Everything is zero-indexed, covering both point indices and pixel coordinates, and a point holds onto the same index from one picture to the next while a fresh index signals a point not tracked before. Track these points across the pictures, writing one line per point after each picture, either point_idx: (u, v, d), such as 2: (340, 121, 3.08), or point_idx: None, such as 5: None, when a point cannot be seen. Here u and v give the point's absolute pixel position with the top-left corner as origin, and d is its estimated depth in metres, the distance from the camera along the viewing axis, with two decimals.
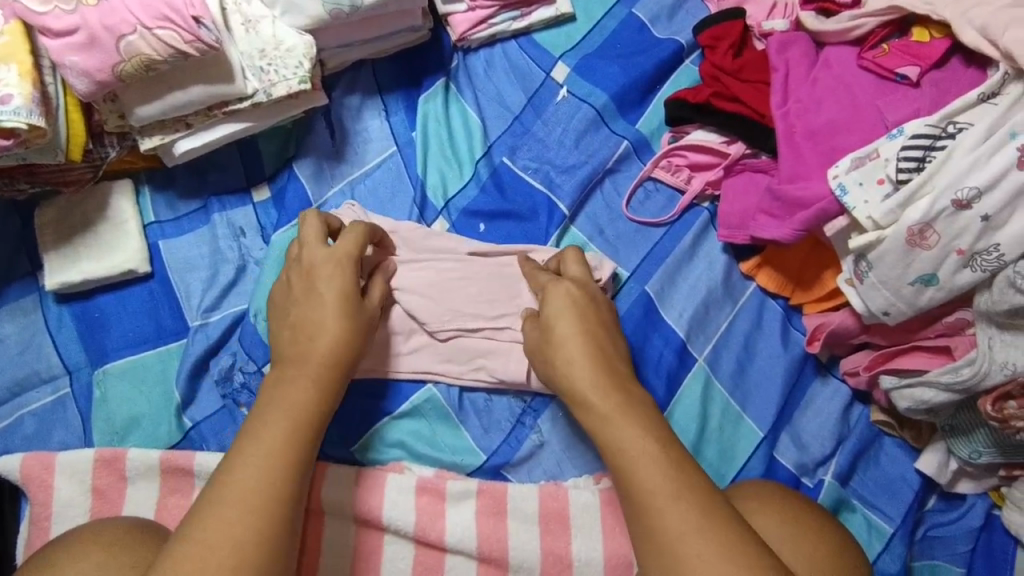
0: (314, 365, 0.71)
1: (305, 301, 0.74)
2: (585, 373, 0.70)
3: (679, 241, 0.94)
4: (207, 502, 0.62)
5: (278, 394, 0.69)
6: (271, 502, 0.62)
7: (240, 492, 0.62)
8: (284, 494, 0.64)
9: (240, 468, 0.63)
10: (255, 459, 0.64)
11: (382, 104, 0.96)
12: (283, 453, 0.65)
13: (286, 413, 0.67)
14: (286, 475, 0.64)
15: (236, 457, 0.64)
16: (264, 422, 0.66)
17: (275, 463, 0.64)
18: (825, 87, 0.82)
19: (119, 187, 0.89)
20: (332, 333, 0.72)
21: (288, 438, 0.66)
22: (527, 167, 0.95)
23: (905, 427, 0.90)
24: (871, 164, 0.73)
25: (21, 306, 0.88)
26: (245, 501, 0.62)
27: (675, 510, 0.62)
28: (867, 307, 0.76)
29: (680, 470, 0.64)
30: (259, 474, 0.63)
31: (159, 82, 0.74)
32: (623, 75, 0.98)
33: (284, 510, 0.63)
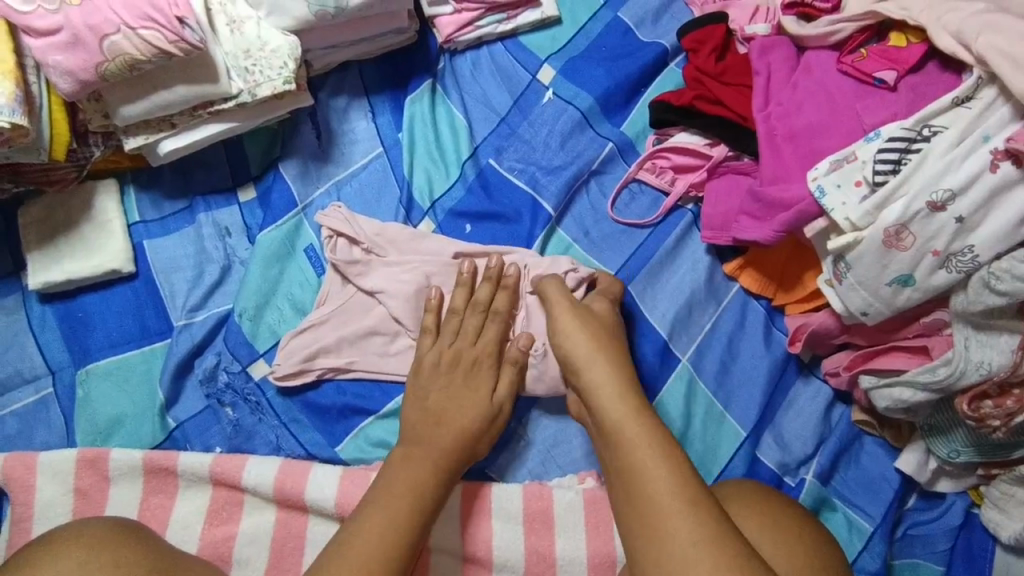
0: (444, 447, 0.76)
1: (440, 399, 0.80)
2: (613, 392, 0.74)
3: (663, 242, 0.96)
4: (328, 559, 0.65)
5: (402, 469, 0.73)
6: (394, 550, 0.67)
7: (370, 540, 0.66)
8: (408, 535, 0.68)
9: (360, 533, 0.67)
10: (385, 507, 0.69)
11: (369, 105, 0.96)
12: (411, 505, 0.70)
13: (409, 487, 0.71)
14: (412, 523, 0.69)
15: (367, 508, 0.69)
16: (392, 482, 0.72)
17: (405, 509, 0.69)
18: (805, 91, 0.84)
19: (103, 187, 0.89)
20: (461, 424, 0.78)
21: (416, 496, 0.71)
22: (513, 168, 0.96)
23: (886, 426, 0.91)
24: (848, 167, 0.74)
25: (4, 305, 0.87)
26: (375, 544, 0.66)
27: (686, 522, 0.64)
28: (846, 306, 0.77)
29: (690, 482, 0.67)
30: (377, 539, 0.67)
31: (142, 81, 0.74)
32: (608, 77, 0.99)
33: (404, 554, 0.67)
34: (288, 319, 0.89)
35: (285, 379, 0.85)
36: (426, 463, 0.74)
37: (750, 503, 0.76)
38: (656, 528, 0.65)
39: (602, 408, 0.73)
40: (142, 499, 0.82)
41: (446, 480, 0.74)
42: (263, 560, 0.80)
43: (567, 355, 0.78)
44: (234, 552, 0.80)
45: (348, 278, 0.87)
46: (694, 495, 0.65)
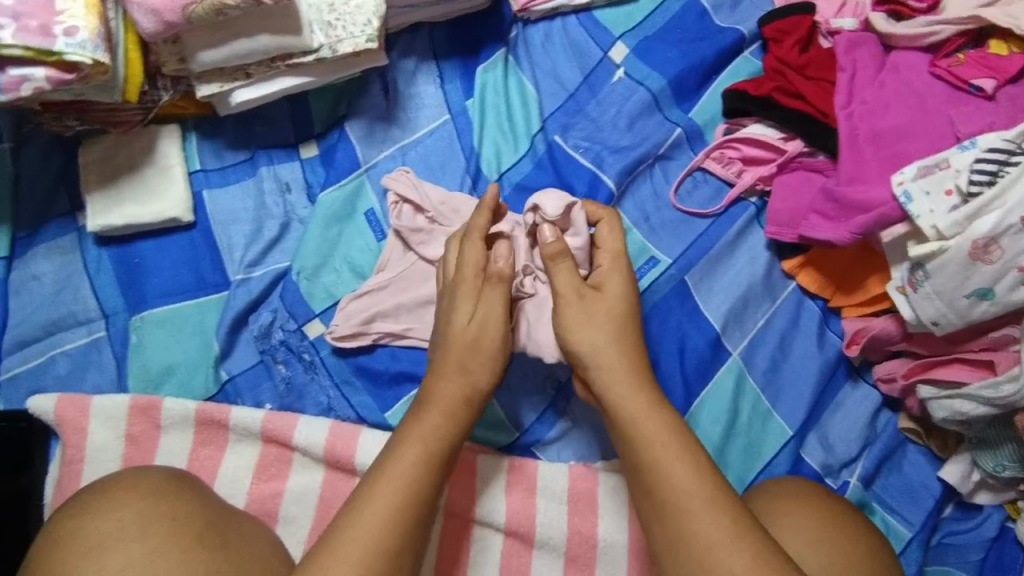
0: (450, 402, 0.75)
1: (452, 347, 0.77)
2: (624, 389, 0.74)
3: (724, 233, 0.94)
4: (342, 522, 0.67)
5: (411, 429, 0.73)
6: (404, 509, 0.68)
7: (381, 501, 0.67)
8: (413, 501, 0.68)
9: (372, 495, 0.68)
10: (392, 477, 0.69)
11: (437, 70, 0.94)
12: (417, 474, 0.70)
13: (418, 445, 0.71)
14: (419, 484, 0.69)
15: (375, 479, 0.69)
16: (399, 449, 0.71)
17: (410, 470, 0.69)
18: (894, 91, 0.82)
19: (166, 132, 0.87)
20: (472, 374, 0.76)
21: (424, 455, 0.71)
22: (578, 146, 0.94)
23: (932, 436, 0.92)
24: (941, 173, 0.73)
25: (60, 244, 0.86)
26: (383, 517, 0.66)
27: (707, 515, 0.66)
28: (917, 315, 0.77)
29: (708, 476, 0.68)
30: (385, 500, 0.67)
31: (224, 28, 0.72)
32: (682, 60, 0.96)
33: (413, 513, 0.68)
34: (345, 282, 0.88)
35: (343, 339, 0.84)
36: (433, 423, 0.73)
37: (804, 503, 0.77)
38: (677, 519, 0.67)
39: (619, 402, 0.74)
40: (192, 450, 0.82)
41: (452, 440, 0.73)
42: (309, 518, 0.81)
43: (576, 346, 0.77)
44: (281, 509, 0.81)
45: (410, 245, 0.86)
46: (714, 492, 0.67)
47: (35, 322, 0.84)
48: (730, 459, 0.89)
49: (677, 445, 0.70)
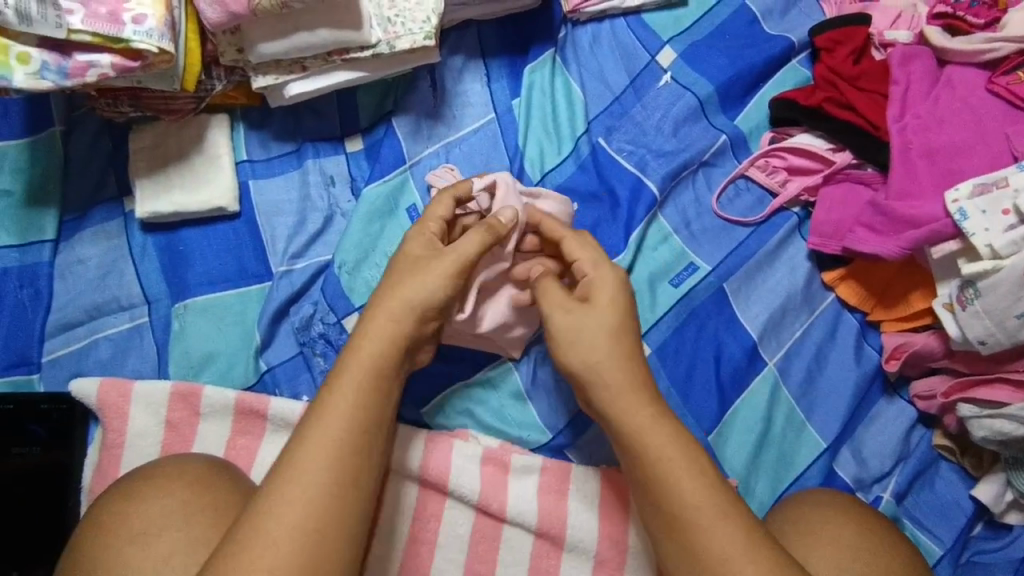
0: (391, 333, 0.68)
1: (390, 297, 0.69)
2: (625, 399, 0.69)
3: (765, 242, 0.94)
4: (282, 467, 0.62)
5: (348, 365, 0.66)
6: (347, 446, 0.63)
7: (321, 440, 0.62)
8: (358, 436, 0.63)
9: (312, 433, 0.63)
10: (324, 427, 0.63)
11: (484, 68, 0.93)
12: (353, 424, 0.64)
13: (355, 383, 0.65)
14: (361, 419, 0.64)
15: (306, 429, 0.63)
16: (331, 397, 0.64)
17: (351, 407, 0.64)
18: (948, 107, 0.83)
19: (216, 121, 0.87)
20: (414, 307, 0.69)
21: (362, 390, 0.65)
22: (622, 149, 0.93)
23: (966, 454, 0.92)
24: (997, 193, 0.75)
25: (106, 229, 0.86)
26: (323, 459, 0.62)
27: (716, 531, 0.63)
28: (963, 334, 0.76)
29: (718, 490, 0.65)
30: (326, 439, 0.62)
31: (286, 20, 0.72)
32: (731, 67, 0.96)
33: (358, 449, 0.63)
34: None
35: None
36: (366, 367, 0.66)
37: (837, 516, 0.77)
38: (686, 534, 0.64)
39: (619, 411, 0.69)
40: (229, 438, 0.82)
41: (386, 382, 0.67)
42: None
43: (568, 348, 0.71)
44: None
45: None
46: (722, 505, 0.65)
47: (76, 305, 0.84)
48: (762, 469, 0.89)
49: (684, 456, 0.66)
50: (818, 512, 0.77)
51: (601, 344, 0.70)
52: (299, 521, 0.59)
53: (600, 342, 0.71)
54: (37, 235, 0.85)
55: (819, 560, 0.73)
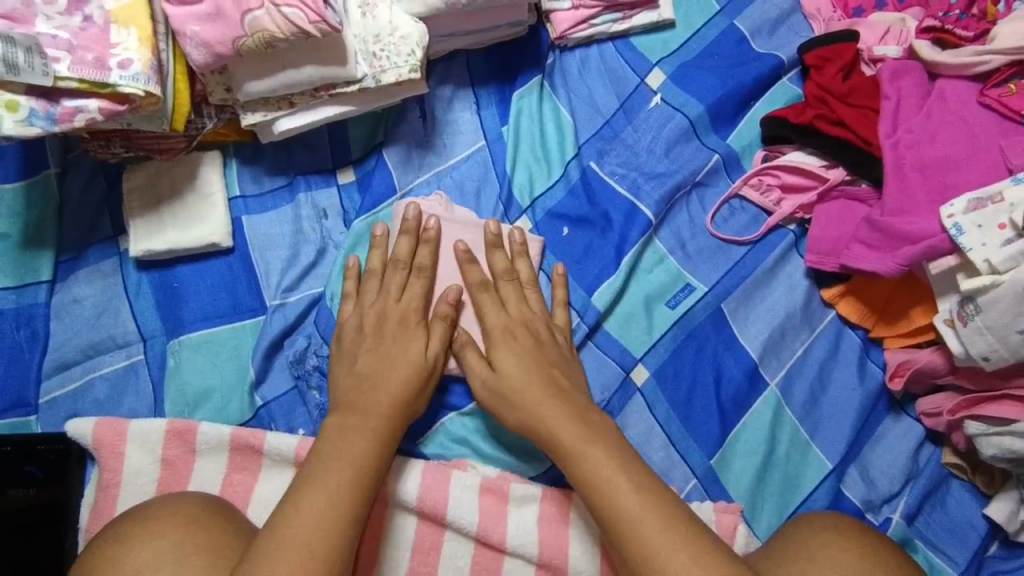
0: (381, 411, 0.74)
1: (364, 379, 0.77)
2: (561, 425, 0.74)
3: (762, 261, 0.93)
4: (274, 533, 0.65)
5: (342, 443, 0.71)
6: (341, 517, 0.67)
7: (314, 510, 0.66)
8: (351, 508, 0.68)
9: (307, 505, 0.67)
10: (325, 486, 0.68)
11: (474, 97, 0.93)
12: (354, 485, 0.69)
13: (347, 462, 0.70)
14: (354, 492, 0.69)
15: (307, 483, 0.68)
16: (324, 467, 0.70)
17: (343, 482, 0.69)
18: (940, 120, 0.82)
19: (208, 158, 0.87)
20: (393, 390, 0.76)
21: (356, 468, 0.70)
22: (614, 172, 0.93)
23: (977, 471, 0.89)
24: (992, 207, 0.73)
25: (100, 269, 0.87)
26: (315, 526, 0.66)
27: (654, 524, 0.67)
28: (966, 350, 0.75)
29: (649, 491, 0.69)
30: (319, 510, 0.67)
31: (273, 58, 0.73)
32: (721, 87, 0.95)
33: (350, 519, 0.67)
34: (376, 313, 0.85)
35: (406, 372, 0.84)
36: (361, 446, 0.72)
37: (850, 539, 0.75)
38: (627, 533, 0.67)
39: (547, 425, 0.74)
40: (225, 475, 0.82)
41: (388, 447, 0.74)
42: None
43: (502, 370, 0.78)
44: None
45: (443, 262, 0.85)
46: (655, 499, 0.69)
47: (72, 345, 0.85)
48: (768, 491, 0.89)
49: (615, 455, 0.71)
50: (815, 536, 0.76)
51: (531, 380, 0.77)
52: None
53: (525, 378, 0.77)
54: (33, 276, 0.85)
55: None
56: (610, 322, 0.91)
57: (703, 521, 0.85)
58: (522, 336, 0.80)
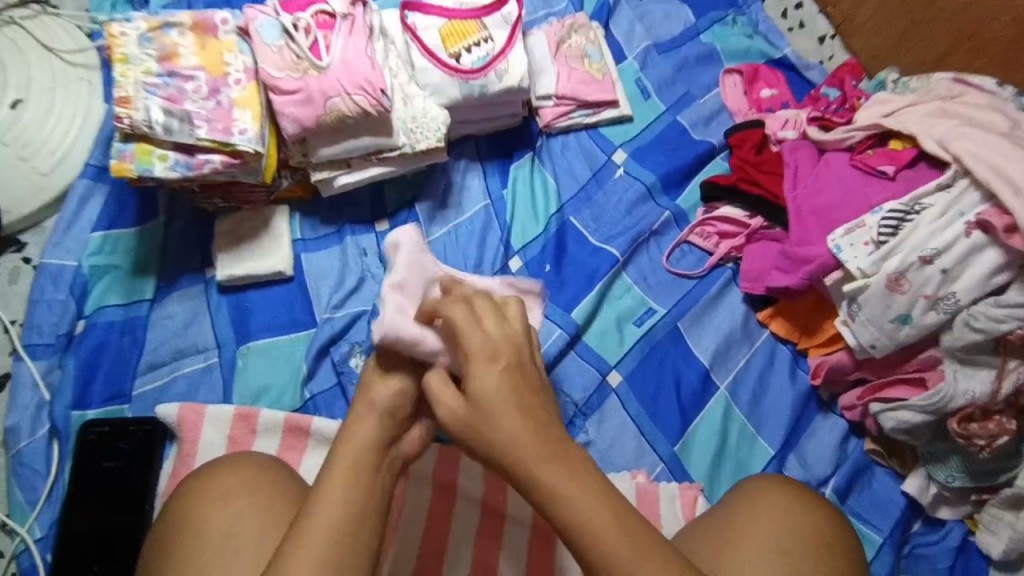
0: (381, 410, 0.72)
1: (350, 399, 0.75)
2: (539, 464, 0.61)
3: (708, 291, 1.18)
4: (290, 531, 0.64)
5: (343, 445, 0.69)
6: (352, 503, 0.65)
7: (326, 502, 0.65)
8: (361, 497, 0.66)
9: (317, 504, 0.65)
10: (332, 483, 0.66)
11: (482, 169, 1.22)
12: (357, 478, 0.67)
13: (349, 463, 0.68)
14: (362, 482, 0.67)
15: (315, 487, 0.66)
16: (326, 471, 0.67)
17: (349, 475, 0.67)
18: (825, 178, 1.07)
19: (279, 210, 1.15)
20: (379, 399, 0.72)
21: (357, 461, 0.68)
22: (589, 225, 1.21)
23: (893, 456, 1.08)
24: (859, 231, 0.95)
25: (190, 292, 1.11)
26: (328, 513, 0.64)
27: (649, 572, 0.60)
28: (858, 341, 0.98)
29: (644, 542, 0.60)
30: (329, 501, 0.65)
31: (340, 132, 1.01)
32: (667, 162, 1.25)
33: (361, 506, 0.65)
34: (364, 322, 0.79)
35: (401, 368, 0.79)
36: (360, 448, 0.69)
37: (780, 486, 0.95)
38: None
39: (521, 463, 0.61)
40: (279, 452, 1.02)
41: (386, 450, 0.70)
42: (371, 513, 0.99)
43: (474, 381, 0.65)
44: None
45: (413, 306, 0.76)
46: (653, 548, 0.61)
47: (164, 349, 1.07)
48: (722, 473, 1.09)
49: (597, 499, 0.60)
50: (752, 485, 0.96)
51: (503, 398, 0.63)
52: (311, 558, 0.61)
53: (526, 446, 0.61)
54: (138, 295, 1.10)
55: (752, 517, 0.91)
56: (588, 337, 1.14)
57: (668, 495, 1.03)
58: (510, 343, 0.67)
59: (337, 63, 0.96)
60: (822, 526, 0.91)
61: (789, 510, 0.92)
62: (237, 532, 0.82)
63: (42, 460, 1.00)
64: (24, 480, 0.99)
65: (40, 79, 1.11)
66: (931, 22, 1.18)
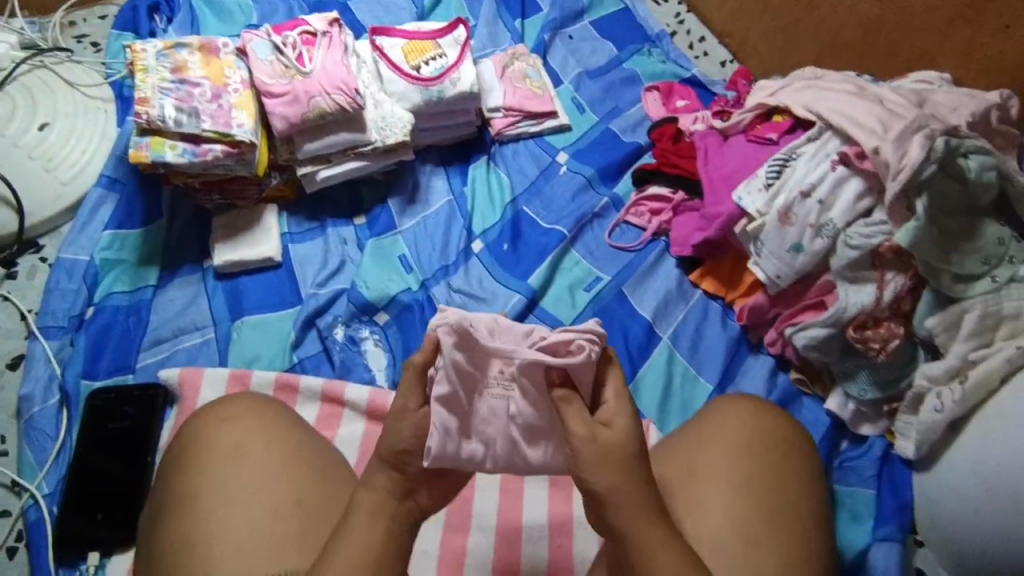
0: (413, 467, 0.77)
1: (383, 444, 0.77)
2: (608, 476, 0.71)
3: (646, 260, 1.36)
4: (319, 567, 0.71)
5: (373, 493, 0.76)
6: (387, 538, 0.73)
7: (360, 543, 0.72)
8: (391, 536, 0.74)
9: (351, 543, 0.72)
10: (370, 527, 0.73)
11: (445, 172, 1.43)
12: (388, 521, 0.74)
13: (381, 511, 0.75)
14: (394, 522, 0.75)
15: (344, 531, 0.73)
16: (356, 517, 0.74)
17: (383, 520, 0.74)
18: (728, 152, 1.29)
19: (269, 209, 1.32)
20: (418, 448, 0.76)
21: (392, 502, 0.76)
22: (539, 212, 1.40)
23: (816, 384, 1.23)
24: (754, 180, 1.18)
25: (190, 279, 1.26)
26: (360, 554, 0.71)
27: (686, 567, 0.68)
28: (767, 274, 1.17)
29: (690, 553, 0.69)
30: (365, 543, 0.72)
31: (322, 129, 1.22)
32: (603, 159, 1.47)
33: (392, 540, 0.74)
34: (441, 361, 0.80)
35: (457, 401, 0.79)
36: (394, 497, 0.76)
37: (746, 407, 0.90)
38: None
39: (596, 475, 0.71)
40: None
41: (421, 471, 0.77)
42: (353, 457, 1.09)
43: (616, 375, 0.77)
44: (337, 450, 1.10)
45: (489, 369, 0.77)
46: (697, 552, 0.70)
47: (165, 327, 1.20)
48: (670, 409, 1.22)
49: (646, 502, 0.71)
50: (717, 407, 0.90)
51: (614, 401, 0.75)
52: None
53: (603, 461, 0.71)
54: (144, 283, 1.24)
55: (720, 440, 0.86)
56: (544, 301, 1.30)
57: None
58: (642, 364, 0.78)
59: (317, 70, 1.19)
60: (784, 444, 0.87)
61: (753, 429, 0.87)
62: (247, 448, 0.86)
63: (51, 424, 1.10)
64: (35, 442, 1.09)
65: (63, 108, 1.32)
66: (804, 37, 1.47)
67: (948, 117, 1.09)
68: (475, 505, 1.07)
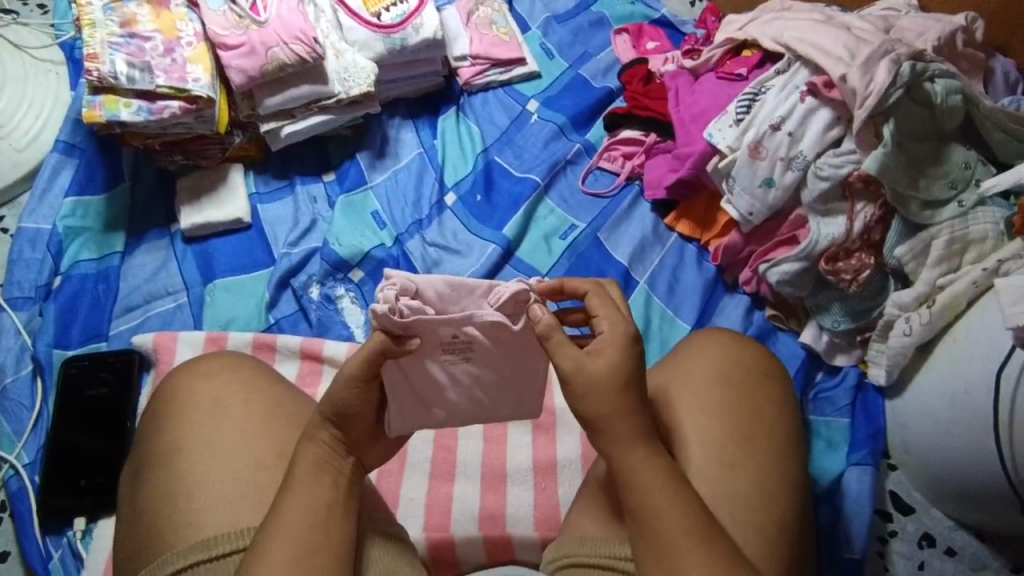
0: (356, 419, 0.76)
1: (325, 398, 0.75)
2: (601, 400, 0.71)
3: (621, 205, 1.35)
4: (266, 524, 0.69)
5: (314, 450, 0.74)
6: (329, 495, 0.72)
7: (302, 501, 0.71)
8: (332, 494, 0.72)
9: (293, 498, 0.71)
10: (306, 486, 0.72)
11: (414, 125, 1.40)
12: (328, 479, 0.73)
13: (320, 467, 0.73)
14: (337, 479, 0.73)
15: (291, 487, 0.72)
16: (299, 475, 0.72)
17: (328, 476, 0.73)
18: (698, 90, 1.29)
19: (234, 168, 1.29)
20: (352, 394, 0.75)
21: (331, 457, 0.74)
22: (511, 161, 1.38)
23: (791, 319, 1.25)
24: (725, 116, 1.18)
25: (158, 244, 1.24)
26: (303, 511, 0.70)
27: (665, 497, 0.67)
28: (739, 212, 1.17)
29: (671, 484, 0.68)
30: (305, 499, 0.71)
31: (284, 82, 1.19)
32: (574, 104, 1.45)
33: (335, 498, 0.72)
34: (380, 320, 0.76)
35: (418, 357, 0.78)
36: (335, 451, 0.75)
37: (726, 342, 0.91)
38: (643, 510, 0.68)
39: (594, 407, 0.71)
40: None
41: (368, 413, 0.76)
42: None
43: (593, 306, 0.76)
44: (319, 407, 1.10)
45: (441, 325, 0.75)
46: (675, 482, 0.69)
47: (136, 293, 1.19)
48: (649, 352, 1.22)
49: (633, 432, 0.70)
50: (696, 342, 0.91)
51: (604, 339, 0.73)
52: (294, 547, 0.68)
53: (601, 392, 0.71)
54: (110, 249, 1.22)
55: (695, 372, 0.87)
56: (520, 251, 1.29)
57: None
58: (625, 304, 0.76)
59: (273, 19, 1.15)
60: (761, 378, 0.88)
61: (731, 362, 0.88)
62: (223, 403, 0.85)
63: (27, 395, 1.09)
64: (10, 412, 1.08)
65: (12, 72, 1.27)
66: None
67: (915, 42, 1.10)
68: (459, 452, 1.07)
